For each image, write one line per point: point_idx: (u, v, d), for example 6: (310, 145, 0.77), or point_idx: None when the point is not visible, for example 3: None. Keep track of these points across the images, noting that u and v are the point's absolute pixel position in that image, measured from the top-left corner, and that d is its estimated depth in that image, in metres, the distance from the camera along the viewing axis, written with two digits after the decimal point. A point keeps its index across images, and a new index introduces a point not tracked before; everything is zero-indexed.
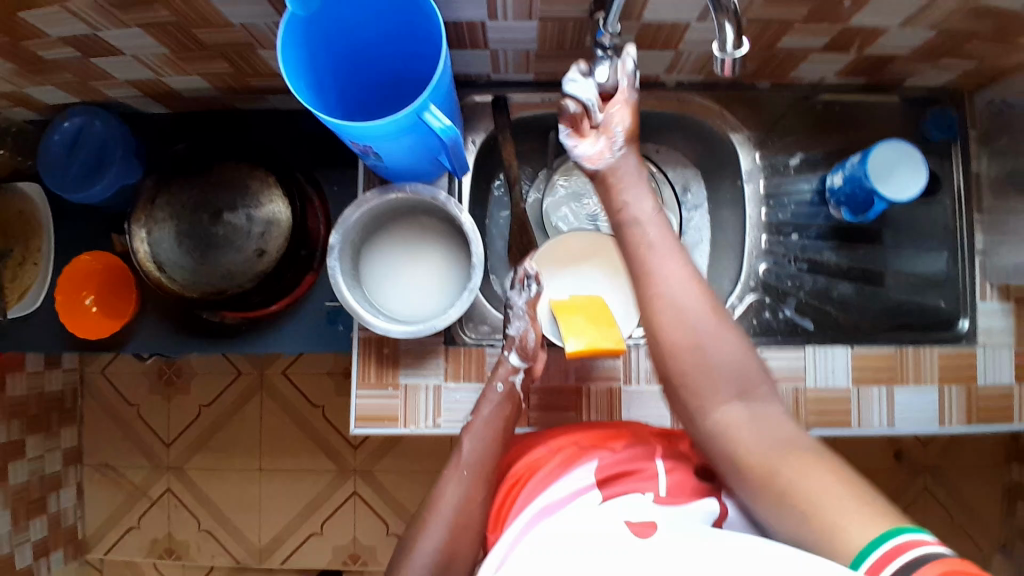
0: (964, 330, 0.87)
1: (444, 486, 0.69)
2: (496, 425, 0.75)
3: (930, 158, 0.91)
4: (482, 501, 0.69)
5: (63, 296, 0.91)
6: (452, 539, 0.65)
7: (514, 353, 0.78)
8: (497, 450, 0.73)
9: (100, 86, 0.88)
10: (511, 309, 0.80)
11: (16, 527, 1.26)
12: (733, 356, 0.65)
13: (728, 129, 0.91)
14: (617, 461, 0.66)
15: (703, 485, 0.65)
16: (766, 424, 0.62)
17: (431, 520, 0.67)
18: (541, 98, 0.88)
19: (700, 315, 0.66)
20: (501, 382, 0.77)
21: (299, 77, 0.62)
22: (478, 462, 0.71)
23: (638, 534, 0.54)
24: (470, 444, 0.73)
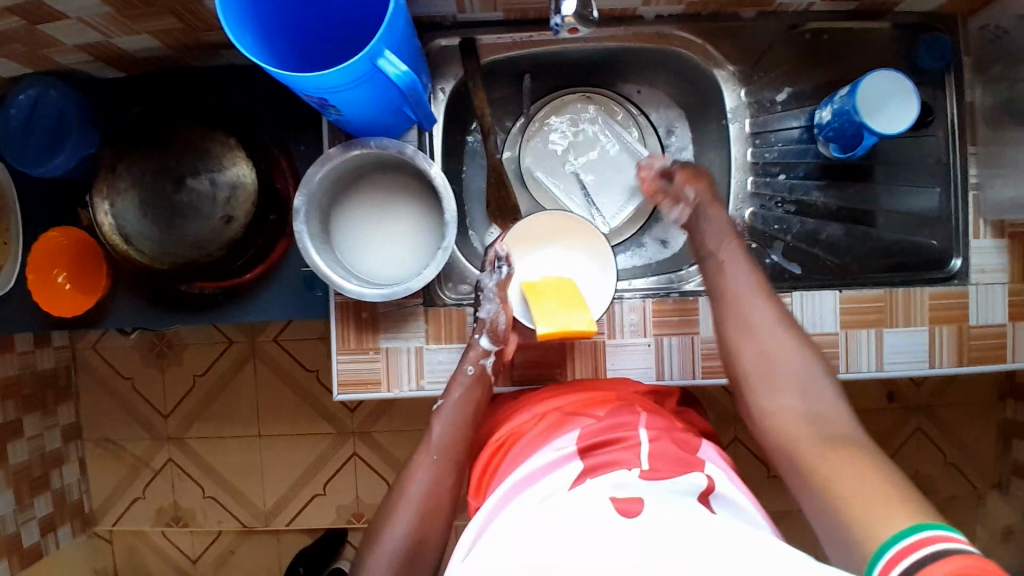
0: (957, 268, 0.85)
1: (414, 470, 0.70)
2: (466, 408, 0.75)
3: (923, 88, 0.86)
4: (451, 484, 0.70)
5: (35, 276, 0.89)
6: (422, 519, 0.67)
7: (485, 336, 0.78)
8: (467, 430, 0.74)
9: (47, 52, 0.84)
10: (482, 291, 0.80)
11: (21, 505, 1.27)
12: (799, 365, 0.71)
13: (712, 66, 0.86)
14: (596, 432, 0.66)
15: (683, 456, 0.63)
16: (824, 422, 0.67)
17: (401, 502, 0.68)
18: (512, 38, 0.83)
19: (770, 329, 0.74)
20: (471, 365, 0.78)
21: (241, 28, 0.59)
22: (448, 444, 0.72)
23: (624, 512, 0.54)
24: (440, 428, 0.74)
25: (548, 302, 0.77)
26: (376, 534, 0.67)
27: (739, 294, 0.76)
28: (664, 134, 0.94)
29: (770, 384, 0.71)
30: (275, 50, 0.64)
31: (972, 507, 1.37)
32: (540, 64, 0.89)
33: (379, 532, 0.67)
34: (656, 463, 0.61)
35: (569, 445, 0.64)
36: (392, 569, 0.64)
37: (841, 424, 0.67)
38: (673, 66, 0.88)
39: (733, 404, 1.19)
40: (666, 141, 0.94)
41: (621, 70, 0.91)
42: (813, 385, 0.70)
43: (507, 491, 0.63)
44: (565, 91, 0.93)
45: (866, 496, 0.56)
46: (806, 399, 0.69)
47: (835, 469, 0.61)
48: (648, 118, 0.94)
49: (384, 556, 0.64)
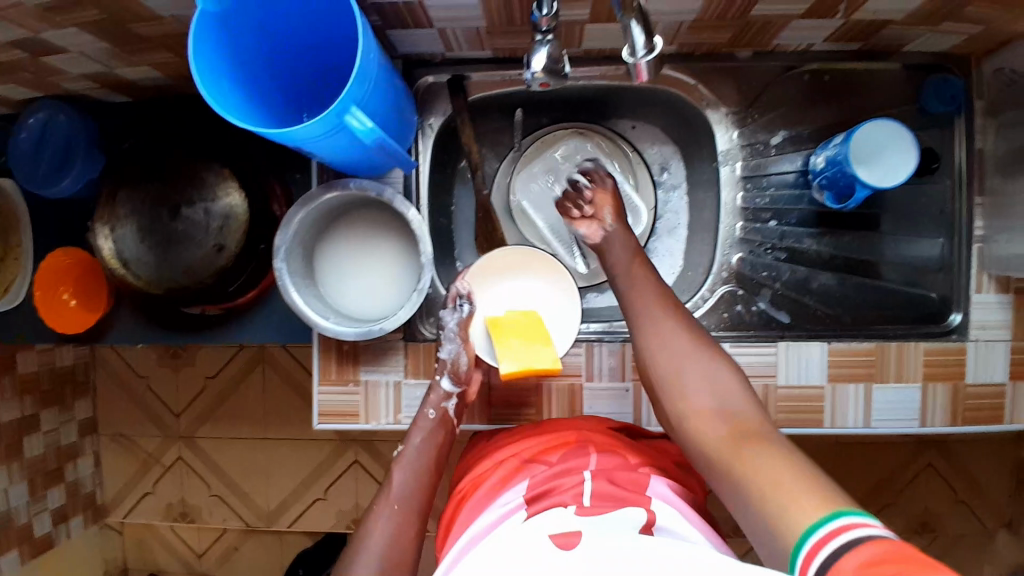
0: (955, 323, 0.81)
1: (375, 519, 0.69)
2: (426, 457, 0.76)
3: (928, 134, 0.83)
4: (414, 535, 0.69)
5: (42, 293, 0.92)
6: (386, 568, 0.65)
7: (446, 378, 0.79)
8: (429, 482, 0.74)
9: (55, 80, 0.86)
10: (443, 330, 0.80)
11: (34, 496, 1.31)
12: (701, 363, 0.70)
13: (705, 106, 0.85)
14: (546, 478, 0.65)
15: (624, 495, 0.62)
16: (736, 414, 0.66)
17: (363, 550, 0.67)
18: (501, 76, 0.83)
19: (672, 337, 0.72)
20: (433, 408, 0.78)
21: (222, 79, 0.62)
22: (407, 492, 0.73)
23: (563, 546, 0.53)
24: (402, 476, 0.74)
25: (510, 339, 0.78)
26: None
27: (647, 307, 0.75)
28: (658, 170, 0.93)
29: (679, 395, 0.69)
30: (260, 95, 0.68)
31: (980, 548, 1.33)
32: (531, 99, 0.88)
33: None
34: (597, 500, 0.61)
35: (516, 497, 0.64)
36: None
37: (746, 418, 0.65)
38: (667, 103, 0.87)
39: None
40: (659, 178, 0.93)
41: (615, 106, 0.90)
42: (718, 389, 0.68)
43: (464, 544, 0.63)
44: (561, 125, 0.92)
45: (784, 487, 0.56)
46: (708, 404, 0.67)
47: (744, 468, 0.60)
48: (642, 155, 0.92)
49: None
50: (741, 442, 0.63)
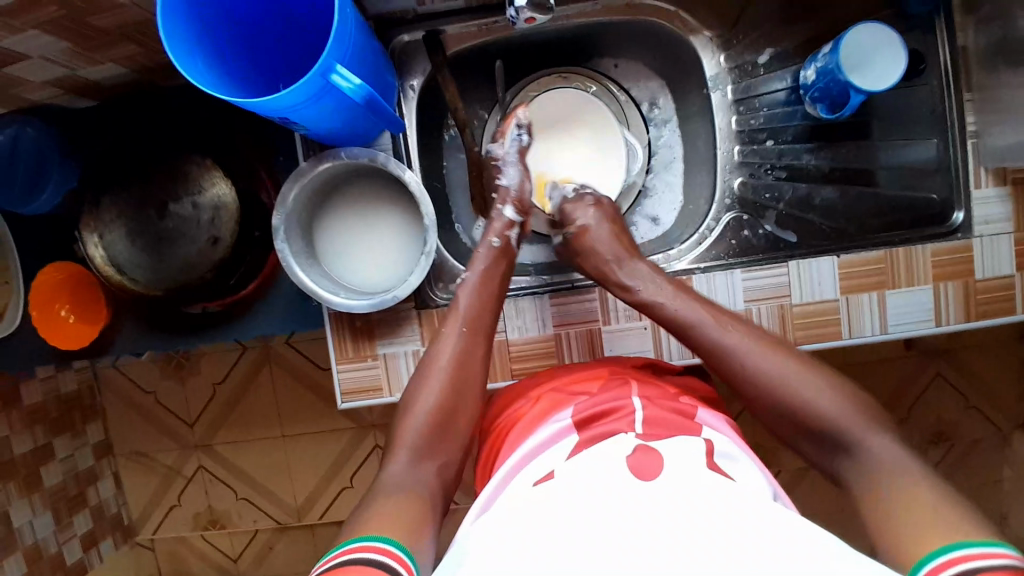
0: (959, 222, 0.80)
1: (444, 339, 0.70)
2: (491, 279, 0.75)
3: (913, 36, 0.81)
4: (482, 354, 0.70)
5: (39, 313, 0.88)
6: (451, 385, 0.66)
7: (509, 207, 0.81)
8: (494, 310, 0.74)
9: (16, 92, 0.82)
10: (499, 160, 0.83)
11: (61, 525, 1.27)
12: (832, 403, 0.60)
13: (688, 32, 0.86)
14: (596, 403, 0.65)
15: (678, 424, 0.61)
16: (882, 463, 0.56)
17: (431, 369, 0.67)
18: (478, 26, 0.82)
19: (766, 373, 0.64)
20: (496, 237, 0.78)
21: (198, 62, 0.60)
22: (473, 310, 0.72)
23: (639, 474, 0.53)
24: (466, 297, 0.73)
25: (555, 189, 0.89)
26: (406, 404, 0.66)
27: (728, 348, 0.66)
28: (647, 107, 0.94)
29: (825, 435, 0.60)
30: (236, 75, 0.67)
31: None
32: (510, 47, 0.88)
33: (408, 400, 0.66)
34: (652, 428, 0.60)
35: (567, 418, 0.64)
36: (421, 440, 0.63)
37: (876, 437, 0.58)
38: (649, 34, 0.88)
39: None
40: (649, 114, 0.94)
41: (594, 48, 0.91)
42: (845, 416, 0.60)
43: (512, 466, 0.61)
44: (540, 73, 0.93)
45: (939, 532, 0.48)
46: (824, 431, 0.60)
47: (887, 525, 0.52)
48: (628, 93, 0.94)
49: (412, 422, 0.64)
50: (880, 466, 0.56)
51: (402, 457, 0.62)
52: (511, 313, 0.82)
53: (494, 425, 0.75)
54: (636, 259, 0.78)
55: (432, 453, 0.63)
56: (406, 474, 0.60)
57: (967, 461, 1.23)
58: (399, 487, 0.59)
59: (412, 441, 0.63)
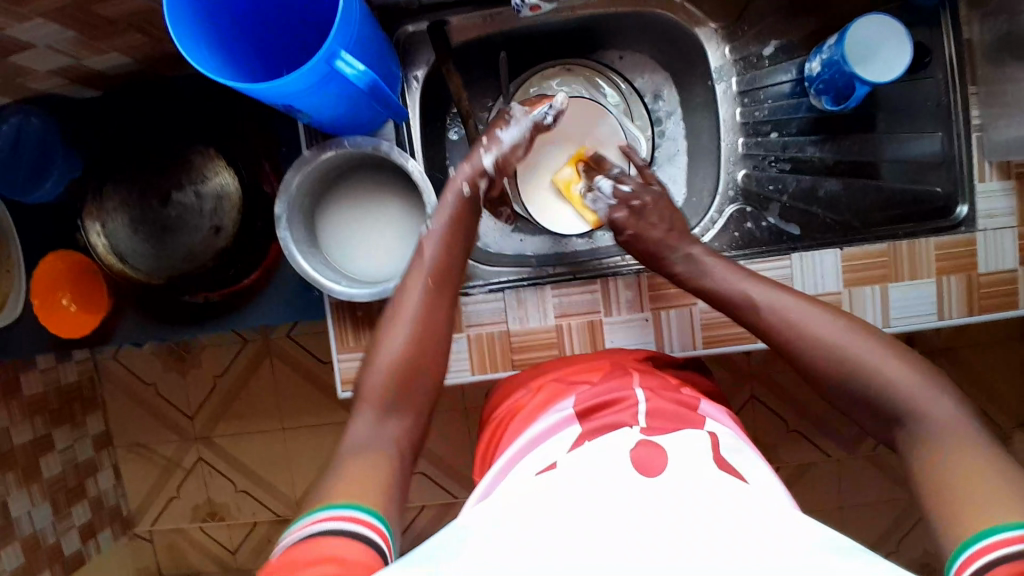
0: (964, 215, 0.80)
1: (407, 290, 0.70)
2: (457, 229, 0.74)
3: (918, 29, 0.81)
4: (447, 304, 0.70)
5: (39, 300, 0.88)
6: (417, 340, 0.66)
7: (491, 155, 0.79)
8: (459, 260, 0.73)
9: (20, 80, 0.81)
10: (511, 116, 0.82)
11: (59, 515, 1.27)
12: (898, 375, 0.59)
13: (693, 24, 0.86)
14: (598, 394, 0.64)
15: (682, 416, 0.61)
16: (947, 435, 0.55)
17: (394, 323, 0.67)
18: (482, 17, 0.84)
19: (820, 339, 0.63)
20: (466, 185, 0.76)
21: (202, 49, 0.61)
22: (439, 263, 0.71)
23: (647, 471, 0.53)
24: (432, 249, 0.72)
25: (595, 195, 0.86)
26: (372, 355, 0.67)
27: (782, 315, 0.67)
28: (652, 100, 0.93)
29: (882, 409, 0.59)
30: (241, 63, 0.67)
31: None
32: (514, 38, 0.88)
33: (372, 355, 0.66)
34: (654, 421, 0.60)
35: (568, 408, 0.63)
36: (386, 395, 0.63)
37: (939, 407, 0.57)
38: (654, 26, 0.88)
39: (750, 361, 1.18)
40: (655, 108, 0.93)
41: (600, 40, 0.91)
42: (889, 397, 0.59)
43: (510, 457, 0.61)
44: (544, 65, 0.93)
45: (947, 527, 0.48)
46: (885, 406, 0.59)
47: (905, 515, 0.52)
48: (632, 86, 0.93)
49: (377, 375, 0.64)
50: (942, 438, 0.55)
51: (369, 413, 0.62)
52: (513, 303, 0.82)
53: (493, 415, 0.75)
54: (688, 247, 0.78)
55: (400, 410, 0.63)
56: (374, 431, 0.61)
57: None
58: (367, 445, 0.59)
59: (379, 396, 0.63)
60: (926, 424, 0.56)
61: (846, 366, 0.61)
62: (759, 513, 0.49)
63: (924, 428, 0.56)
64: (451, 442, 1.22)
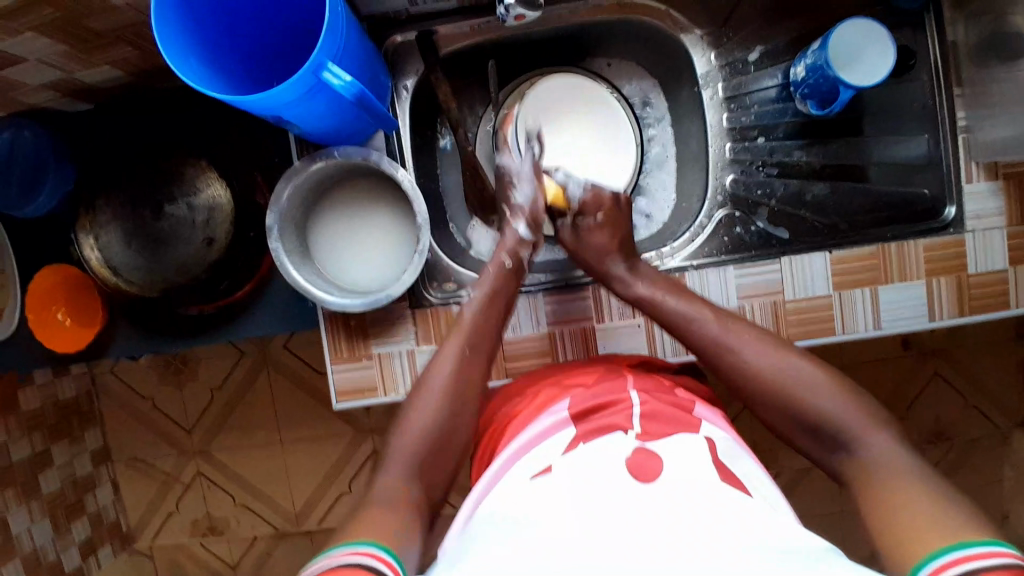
0: (952, 216, 0.80)
1: (442, 353, 0.70)
2: (498, 296, 0.75)
3: (901, 32, 0.82)
4: (482, 373, 0.70)
5: (34, 316, 0.88)
6: (450, 404, 0.66)
7: (521, 223, 0.81)
8: (496, 329, 0.74)
9: (13, 95, 0.82)
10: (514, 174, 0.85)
11: (58, 532, 1.26)
12: (835, 401, 0.60)
13: (679, 30, 0.87)
14: (593, 397, 0.64)
15: (679, 416, 0.61)
16: (879, 467, 0.56)
17: (427, 382, 0.67)
18: (469, 27, 0.84)
19: (773, 368, 0.63)
20: (508, 256, 0.78)
21: (192, 63, 0.62)
22: (476, 326, 0.72)
23: (642, 476, 0.52)
24: (470, 313, 0.73)
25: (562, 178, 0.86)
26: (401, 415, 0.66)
27: (733, 347, 0.66)
28: (640, 106, 0.95)
29: (824, 431, 0.60)
30: (231, 75, 0.68)
31: None
32: (502, 47, 0.89)
33: (404, 413, 0.66)
34: (650, 423, 0.59)
35: (563, 410, 0.64)
36: (417, 454, 0.63)
37: (875, 435, 0.58)
38: (640, 34, 0.89)
39: None
40: (643, 113, 0.95)
41: (588, 47, 0.92)
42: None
43: (503, 462, 0.61)
44: (533, 73, 0.94)
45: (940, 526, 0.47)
46: (821, 429, 0.60)
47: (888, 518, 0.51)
48: (620, 92, 0.95)
49: (408, 436, 0.63)
50: (876, 466, 0.56)
51: (395, 470, 0.62)
52: None
53: (490, 425, 0.75)
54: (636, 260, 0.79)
55: (424, 471, 0.63)
56: (397, 487, 0.60)
57: (970, 460, 1.22)
58: (387, 499, 0.58)
59: (407, 457, 0.62)
60: (864, 450, 0.57)
61: (782, 386, 0.62)
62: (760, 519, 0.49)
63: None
64: None
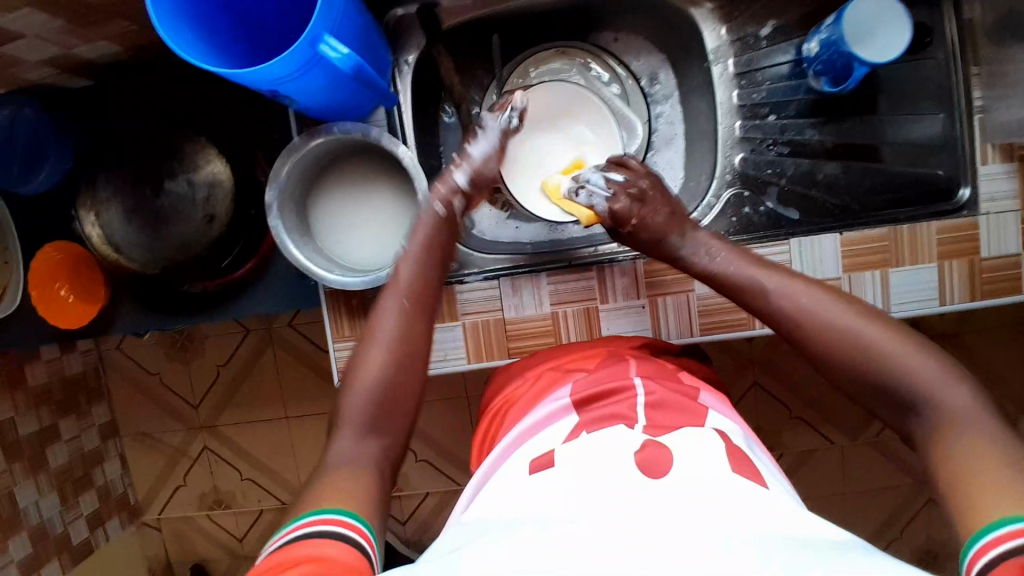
0: (965, 198, 0.78)
1: (382, 307, 0.66)
2: (432, 248, 0.71)
3: (918, 9, 0.79)
4: (426, 324, 0.67)
5: (38, 292, 0.87)
6: (397, 359, 0.63)
7: (461, 172, 0.76)
8: (438, 276, 0.70)
9: (12, 72, 0.81)
10: (482, 128, 0.80)
11: (66, 505, 1.28)
12: (914, 360, 0.57)
13: (688, 5, 0.84)
14: (596, 383, 0.64)
15: (685, 405, 0.60)
16: (958, 423, 0.53)
17: (367, 346, 0.64)
18: (472, 1, 0.82)
19: (843, 330, 0.60)
20: (439, 202, 0.73)
21: (185, 34, 0.60)
22: (416, 282, 0.68)
23: (649, 471, 0.50)
24: (410, 267, 0.69)
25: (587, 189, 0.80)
26: (349, 376, 0.63)
27: (800, 307, 0.64)
28: (647, 82, 0.93)
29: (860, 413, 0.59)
30: (227, 47, 0.66)
31: None
32: (508, 21, 0.87)
33: (349, 380, 0.63)
34: (655, 412, 0.58)
35: (565, 396, 0.63)
36: (364, 418, 0.61)
37: (955, 389, 0.55)
38: (648, 9, 0.87)
39: (752, 347, 1.17)
40: (650, 90, 0.93)
41: (593, 22, 0.90)
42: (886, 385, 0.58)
43: (505, 449, 0.61)
44: (540, 47, 0.92)
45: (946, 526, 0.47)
46: (890, 393, 0.58)
47: None
48: (628, 69, 0.93)
49: (355, 396, 0.61)
50: (954, 424, 0.53)
51: (349, 432, 0.60)
52: (508, 291, 0.81)
53: (491, 407, 0.74)
54: (691, 229, 0.76)
55: (380, 430, 0.61)
56: (353, 450, 0.59)
57: None
58: (350, 465, 0.58)
59: (357, 417, 0.61)
60: (933, 411, 0.55)
61: (859, 347, 0.59)
62: (767, 509, 0.48)
63: (946, 405, 0.55)
64: (452, 430, 1.22)
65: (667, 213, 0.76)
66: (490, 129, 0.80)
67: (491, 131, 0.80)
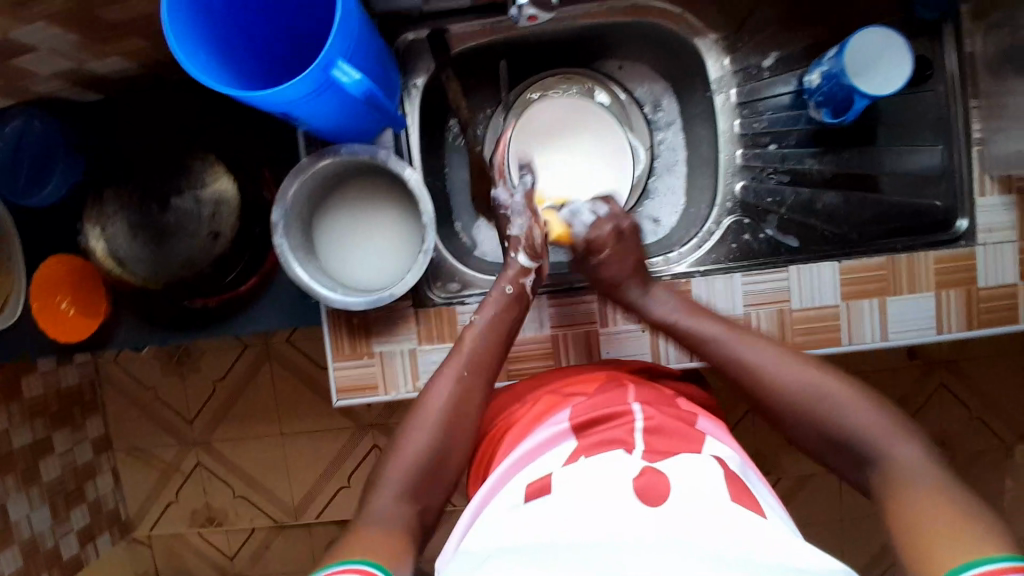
0: (964, 228, 0.80)
1: (441, 378, 0.70)
2: (498, 322, 0.74)
3: (918, 42, 0.81)
4: (480, 397, 0.70)
5: (39, 305, 0.87)
6: (448, 430, 0.66)
7: (523, 253, 0.79)
8: (496, 352, 0.73)
9: (23, 84, 0.82)
10: (506, 208, 0.84)
11: (57, 519, 1.27)
12: (866, 415, 0.62)
13: (692, 34, 0.86)
14: (593, 407, 0.63)
15: (684, 430, 0.60)
16: (908, 475, 0.57)
17: (421, 412, 0.67)
18: (482, 26, 0.83)
19: (800, 388, 0.65)
20: (509, 284, 0.77)
21: (199, 52, 0.61)
22: (475, 357, 0.72)
23: (647, 497, 0.50)
24: (470, 340, 0.73)
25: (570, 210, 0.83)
26: (397, 441, 0.66)
27: (762, 367, 0.68)
28: (651, 109, 0.95)
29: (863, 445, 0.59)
30: (239, 66, 0.67)
31: None
32: (516, 48, 0.89)
33: (400, 441, 0.66)
34: (653, 437, 0.58)
35: (564, 421, 0.63)
36: (407, 482, 0.63)
37: (903, 445, 0.59)
38: (654, 37, 0.88)
39: None
40: (653, 116, 0.95)
41: (599, 49, 0.92)
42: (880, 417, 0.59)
43: (504, 470, 0.61)
44: (545, 74, 0.94)
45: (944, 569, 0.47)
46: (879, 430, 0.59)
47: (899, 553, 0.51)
48: (632, 95, 0.95)
49: (405, 462, 0.63)
50: (907, 476, 0.57)
51: (388, 493, 0.62)
52: None
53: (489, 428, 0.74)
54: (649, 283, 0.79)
55: (417, 493, 0.63)
56: (389, 510, 0.60)
57: (972, 471, 1.21)
58: (383, 524, 0.59)
59: (399, 480, 0.63)
60: (888, 463, 0.59)
61: (821, 403, 0.63)
62: (758, 535, 0.48)
63: (897, 458, 0.59)
64: None
65: (633, 264, 0.79)
66: (514, 204, 0.83)
67: (517, 205, 0.83)
